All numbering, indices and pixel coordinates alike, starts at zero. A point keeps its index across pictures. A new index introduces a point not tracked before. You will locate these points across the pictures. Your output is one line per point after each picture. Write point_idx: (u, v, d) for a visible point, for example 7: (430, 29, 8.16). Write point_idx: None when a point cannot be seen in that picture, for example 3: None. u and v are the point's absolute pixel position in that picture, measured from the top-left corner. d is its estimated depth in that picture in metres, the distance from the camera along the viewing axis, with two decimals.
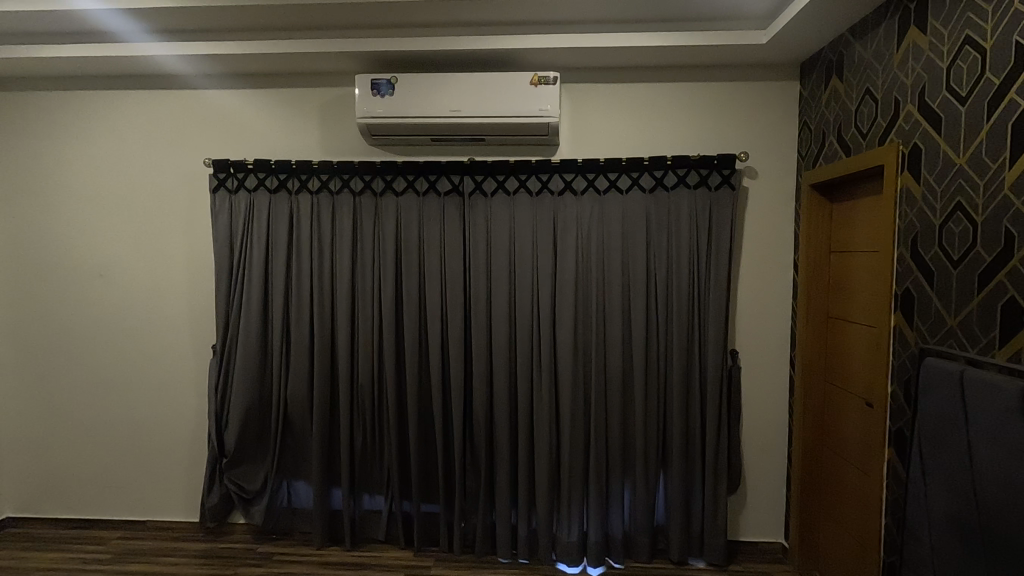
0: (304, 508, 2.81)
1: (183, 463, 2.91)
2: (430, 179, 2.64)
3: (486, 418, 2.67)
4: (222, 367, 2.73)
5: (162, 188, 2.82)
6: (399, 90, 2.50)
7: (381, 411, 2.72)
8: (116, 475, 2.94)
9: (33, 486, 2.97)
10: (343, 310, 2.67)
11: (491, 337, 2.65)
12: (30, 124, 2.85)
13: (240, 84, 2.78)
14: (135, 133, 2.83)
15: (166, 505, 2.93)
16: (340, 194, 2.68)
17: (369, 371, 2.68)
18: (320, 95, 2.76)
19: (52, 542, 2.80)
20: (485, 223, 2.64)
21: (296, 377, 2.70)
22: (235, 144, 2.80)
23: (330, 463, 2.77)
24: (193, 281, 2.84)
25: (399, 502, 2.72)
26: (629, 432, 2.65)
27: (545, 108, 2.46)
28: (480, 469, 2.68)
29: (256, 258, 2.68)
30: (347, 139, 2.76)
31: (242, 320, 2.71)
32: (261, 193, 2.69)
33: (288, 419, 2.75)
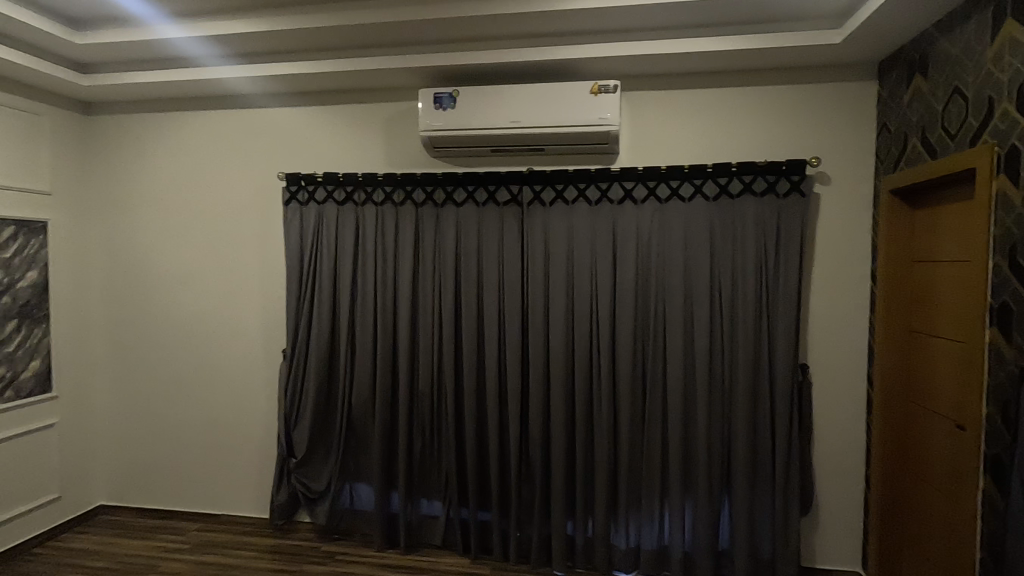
0: (365, 510, 2.88)
1: (254, 461, 3.06)
2: (489, 189, 2.67)
3: (543, 428, 2.65)
4: (291, 369, 2.86)
5: (239, 201, 3.01)
6: (460, 103, 2.56)
7: (439, 418, 2.76)
8: (194, 470, 3.13)
9: (123, 477, 3.21)
10: (404, 319, 2.74)
11: (548, 347, 2.64)
12: (125, 143, 3.11)
13: (311, 102, 2.93)
14: (215, 150, 3.03)
15: (238, 500, 3.09)
16: (403, 205, 2.76)
17: (428, 377, 2.74)
18: (384, 110, 2.86)
19: (137, 530, 3.00)
20: (543, 233, 2.64)
21: (360, 382, 2.79)
22: (305, 157, 2.94)
23: (391, 467, 2.83)
24: (266, 288, 3.00)
25: (456, 509, 2.74)
26: (691, 448, 2.56)
27: (605, 116, 2.45)
28: (536, 480, 2.66)
29: (325, 266, 2.81)
30: (410, 152, 2.85)
31: (311, 325, 2.84)
32: (330, 205, 2.82)
33: (351, 423, 2.84)
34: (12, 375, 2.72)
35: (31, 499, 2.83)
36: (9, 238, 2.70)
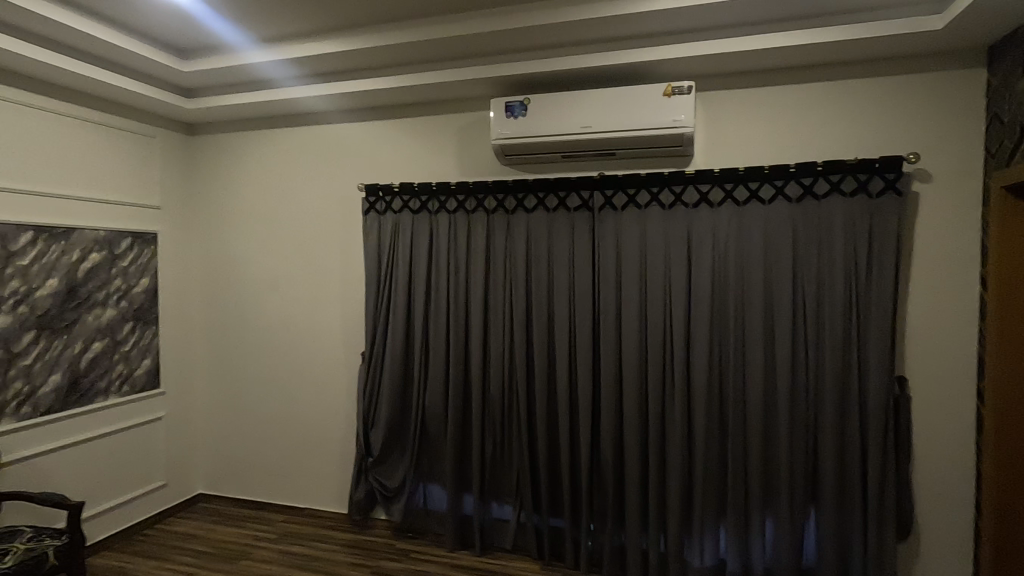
0: (438, 511, 2.95)
1: (335, 458, 3.22)
2: (560, 195, 2.68)
3: (615, 436, 2.62)
4: (369, 371, 2.98)
5: (323, 211, 3.18)
6: (531, 111, 2.58)
7: (510, 422, 2.79)
8: (281, 464, 3.33)
9: (219, 469, 3.47)
10: (476, 324, 2.80)
11: (620, 353, 2.61)
12: (222, 160, 3.38)
13: (388, 115, 3.06)
14: (300, 164, 3.22)
15: (321, 495, 3.26)
16: (475, 213, 2.82)
17: (500, 382, 2.78)
18: (457, 120, 2.94)
19: (231, 518, 3.23)
20: (615, 239, 2.61)
21: (433, 385, 2.88)
22: (382, 168, 3.07)
23: (463, 469, 2.89)
24: (346, 293, 3.16)
25: (527, 513, 2.75)
26: (773, 463, 2.43)
27: (679, 118, 2.39)
28: (607, 488, 2.62)
29: (400, 273, 2.92)
30: (481, 161, 2.91)
31: (388, 329, 2.95)
32: (406, 214, 2.93)
33: (424, 425, 2.92)
34: (128, 372, 3.01)
35: (141, 486, 3.11)
36: (127, 248, 2.99)
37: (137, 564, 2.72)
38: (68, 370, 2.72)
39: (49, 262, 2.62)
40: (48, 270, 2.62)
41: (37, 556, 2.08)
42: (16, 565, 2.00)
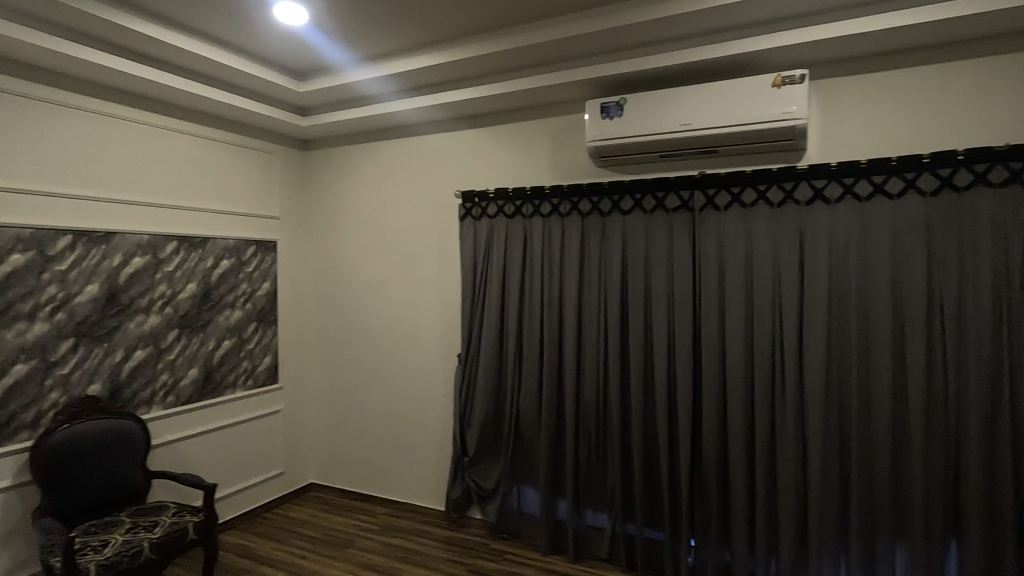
0: (532, 514, 2.94)
1: (433, 455, 3.33)
2: (658, 196, 2.60)
3: (718, 447, 2.49)
4: (465, 373, 3.06)
5: (422, 218, 3.32)
6: (627, 111, 2.53)
7: (606, 428, 2.73)
8: (383, 459, 3.50)
9: (328, 460, 3.72)
10: (570, 327, 2.78)
11: (724, 360, 2.47)
12: (332, 172, 3.63)
13: (484, 122, 3.13)
14: (401, 173, 3.38)
15: (420, 490, 3.38)
16: (569, 216, 2.81)
17: (594, 387, 2.74)
18: (552, 124, 2.95)
19: (339, 507, 3.44)
20: (717, 239, 2.49)
21: (527, 388, 2.89)
22: (478, 174, 3.14)
23: (557, 474, 2.87)
24: (443, 297, 3.27)
25: (622, 523, 2.68)
26: (904, 485, 2.20)
27: (791, 110, 2.24)
28: (711, 502, 2.49)
29: (495, 277, 2.97)
30: (576, 163, 2.89)
31: (483, 331, 3.01)
32: (500, 219, 2.99)
33: (518, 427, 2.94)
34: (252, 368, 3.31)
35: (262, 472, 3.40)
36: (251, 255, 3.31)
37: (258, 543, 2.97)
38: (204, 364, 3.04)
39: (190, 268, 2.95)
40: (189, 275, 2.95)
41: (181, 529, 2.33)
42: (164, 536, 2.26)
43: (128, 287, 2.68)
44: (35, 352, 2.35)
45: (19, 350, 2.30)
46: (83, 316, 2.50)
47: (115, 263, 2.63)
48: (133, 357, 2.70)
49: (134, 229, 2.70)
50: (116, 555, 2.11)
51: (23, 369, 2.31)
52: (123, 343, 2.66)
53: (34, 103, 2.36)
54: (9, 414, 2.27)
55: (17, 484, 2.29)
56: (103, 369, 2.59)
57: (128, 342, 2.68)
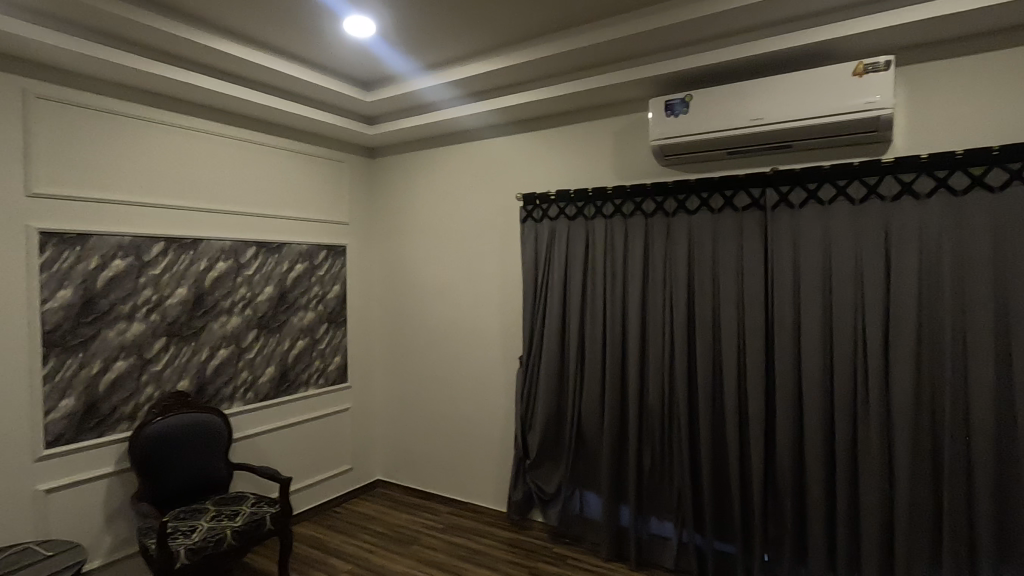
0: (594, 519, 2.90)
1: (494, 456, 3.35)
2: (726, 195, 2.51)
3: (793, 457, 2.36)
4: (527, 375, 3.07)
5: (483, 221, 3.36)
6: (693, 107, 2.46)
7: (671, 434, 2.65)
8: (446, 458, 3.56)
9: (393, 458, 3.83)
10: (634, 330, 2.72)
11: (799, 366, 2.35)
12: (397, 178, 3.74)
13: (545, 125, 3.13)
14: (463, 177, 3.44)
15: (482, 490, 3.41)
16: (632, 217, 2.76)
17: (658, 392, 2.67)
18: (614, 124, 2.90)
19: (404, 504, 3.52)
20: (792, 239, 2.37)
21: (589, 391, 2.85)
22: (539, 176, 3.14)
23: (620, 479, 2.81)
24: (505, 299, 3.28)
25: (689, 533, 2.59)
26: (1009, 506, 2.00)
27: (874, 99, 2.09)
28: (785, 515, 2.37)
29: (557, 279, 2.96)
30: (638, 163, 2.83)
31: (544, 334, 3.01)
32: (562, 221, 2.97)
33: (580, 431, 2.91)
34: (323, 367, 3.47)
35: (333, 467, 3.55)
36: (323, 259, 3.46)
37: (329, 536, 3.10)
38: (280, 363, 3.21)
39: (267, 272, 3.13)
40: (267, 278, 3.12)
41: (259, 519, 2.46)
42: (245, 524, 2.40)
43: (213, 289, 2.87)
44: (133, 350, 2.55)
45: (119, 348, 2.51)
46: (174, 317, 2.70)
47: (202, 268, 2.82)
48: (217, 356, 2.89)
49: (218, 236, 2.90)
50: (203, 540, 2.26)
51: (123, 365, 2.52)
52: (209, 342, 2.85)
53: (134, 122, 2.58)
54: (111, 406, 2.48)
55: (118, 471, 2.49)
56: (191, 366, 2.78)
57: (213, 341, 2.87)
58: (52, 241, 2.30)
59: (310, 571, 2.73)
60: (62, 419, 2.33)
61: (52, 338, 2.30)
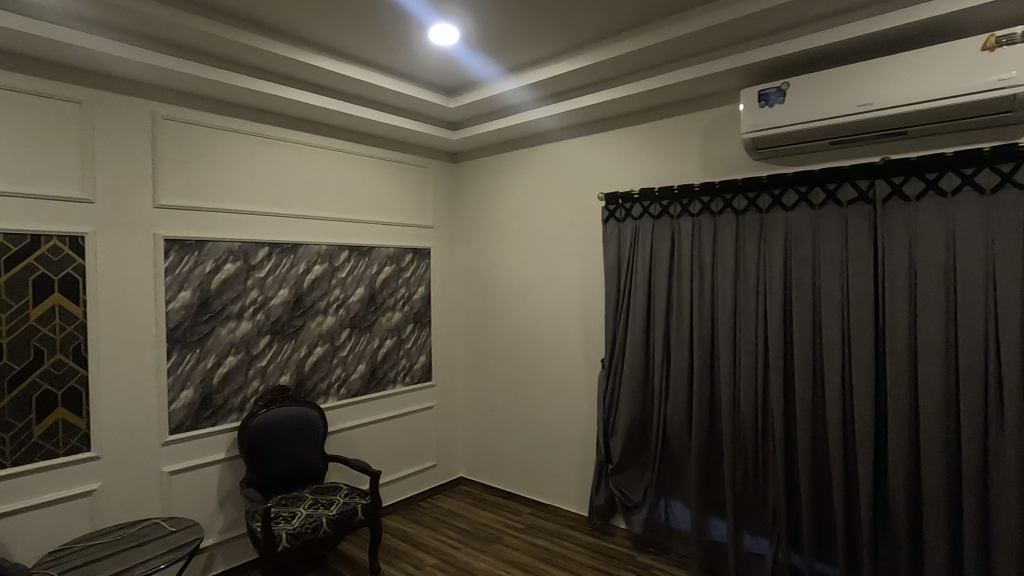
0: (682, 530, 2.78)
1: (576, 458, 3.31)
2: (828, 188, 2.33)
3: (909, 475, 2.14)
4: (609, 378, 3.00)
5: (564, 222, 3.34)
6: (790, 96, 2.29)
7: (766, 445, 2.50)
8: (527, 458, 3.58)
9: (476, 457, 3.89)
10: (724, 333, 2.59)
11: (916, 374, 2.13)
12: (479, 182, 3.81)
13: (627, 122, 3.06)
14: (544, 178, 3.44)
15: (563, 493, 3.39)
16: (721, 214, 2.63)
17: (752, 400, 2.52)
18: (700, 118, 2.78)
19: (486, 503, 3.57)
20: (907, 235, 2.15)
21: (675, 397, 2.74)
22: (621, 175, 3.08)
23: (710, 490, 2.68)
24: (586, 300, 3.24)
25: (787, 551, 2.41)
26: None
27: (1009, 75, 1.85)
28: (900, 540, 2.15)
29: (641, 280, 2.88)
30: (728, 158, 2.69)
31: (627, 337, 2.94)
32: (645, 220, 2.89)
33: (666, 438, 2.81)
34: (409, 366, 3.60)
35: (418, 463, 3.67)
36: (409, 262, 3.60)
37: (415, 529, 3.20)
38: (370, 361, 3.36)
39: (359, 274, 3.29)
40: (358, 280, 3.29)
41: (351, 509, 2.58)
42: (339, 513, 2.53)
43: (311, 290, 3.06)
44: (241, 347, 2.78)
45: (230, 344, 2.73)
46: (277, 316, 2.91)
47: (301, 270, 3.02)
48: (314, 353, 3.08)
49: (316, 241, 3.08)
50: (302, 526, 2.41)
51: (233, 360, 2.74)
52: (306, 340, 3.04)
53: (243, 136, 2.80)
54: (224, 398, 2.71)
55: (229, 457, 2.72)
56: (291, 363, 2.98)
57: (311, 339, 3.07)
58: (174, 247, 2.55)
59: (398, 563, 2.83)
60: (182, 408, 2.57)
61: (175, 335, 2.55)
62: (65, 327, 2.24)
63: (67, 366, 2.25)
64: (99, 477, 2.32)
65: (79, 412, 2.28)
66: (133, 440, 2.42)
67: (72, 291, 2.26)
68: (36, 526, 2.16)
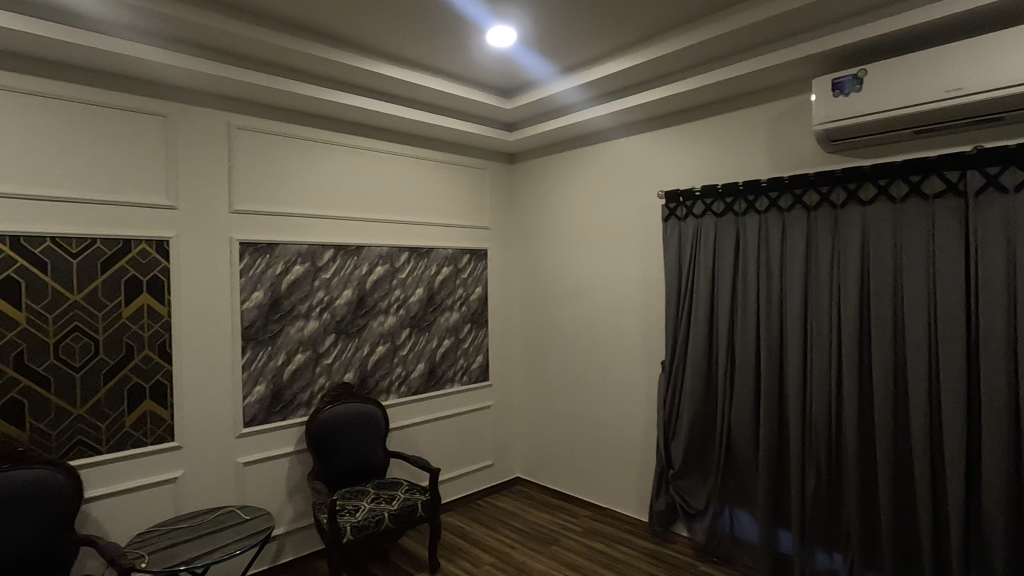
0: (748, 542, 2.66)
1: (635, 462, 3.25)
2: (912, 180, 2.18)
3: (1008, 492, 1.96)
4: (670, 380, 2.93)
5: (623, 221, 3.28)
6: (868, 84, 2.15)
7: (840, 454, 2.36)
8: (584, 460, 3.54)
9: (533, 457, 3.89)
10: (794, 336, 2.47)
11: (1016, 383, 1.96)
12: (535, 182, 3.81)
13: (687, 117, 2.98)
14: (601, 177, 3.39)
15: (621, 497, 3.33)
16: (791, 211, 2.50)
17: (825, 406, 2.38)
18: (767, 111, 2.66)
19: (543, 504, 3.56)
20: (1005, 230, 1.98)
21: (741, 403, 2.63)
22: (682, 172, 2.99)
23: (778, 501, 2.56)
24: (645, 300, 3.18)
25: (865, 569, 2.27)
26: None
27: None
28: (997, 563, 1.97)
29: (703, 280, 2.79)
30: (797, 152, 2.56)
31: (689, 339, 2.85)
32: (708, 219, 2.80)
33: (730, 444, 2.70)
34: (466, 366, 3.64)
35: (476, 462, 3.70)
36: (466, 263, 3.65)
37: (473, 528, 3.23)
38: (429, 360, 3.43)
39: (418, 275, 3.37)
40: (417, 281, 3.36)
41: (412, 505, 2.64)
42: (399, 509, 2.59)
43: (373, 291, 3.16)
44: (309, 345, 2.90)
45: (298, 343, 2.86)
46: (341, 316, 3.02)
47: (364, 271, 3.12)
48: (376, 352, 3.17)
49: (377, 242, 3.18)
50: (365, 519, 2.49)
51: (301, 358, 2.87)
52: (369, 339, 3.14)
53: (310, 143, 2.92)
54: (292, 394, 2.83)
55: (297, 451, 2.84)
56: (355, 361, 3.08)
57: (373, 338, 3.16)
58: (248, 250, 2.69)
59: (457, 560, 2.86)
60: (255, 403, 2.71)
61: (249, 333, 2.69)
62: (152, 325, 2.41)
63: (154, 362, 2.42)
64: (182, 466, 2.48)
65: (165, 404, 2.44)
66: (211, 432, 2.57)
67: (158, 292, 2.43)
68: (127, 509, 2.33)
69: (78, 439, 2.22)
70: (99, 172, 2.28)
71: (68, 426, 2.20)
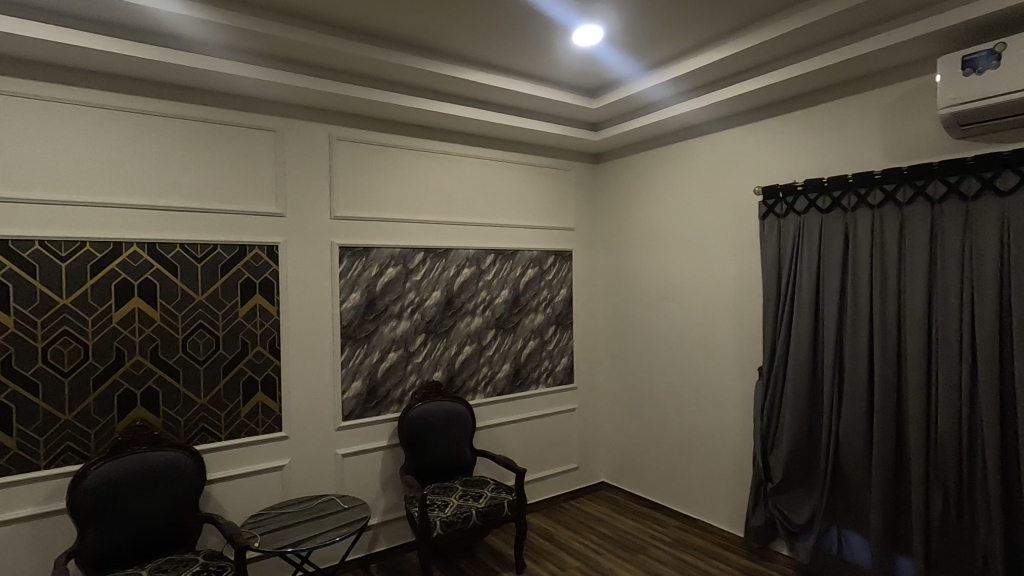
0: (861, 566, 2.44)
1: (729, 473, 3.08)
2: None
3: None
4: (768, 387, 2.75)
5: (715, 219, 3.13)
6: (1006, 59, 1.91)
7: (973, 475, 2.10)
8: (673, 468, 3.41)
9: (619, 463, 3.81)
10: (914, 342, 2.23)
11: None
12: (621, 181, 3.74)
13: (788, 107, 2.80)
14: (692, 175, 3.27)
15: (715, 509, 3.17)
16: (910, 204, 2.27)
17: (953, 420, 2.13)
18: (881, 96, 2.44)
19: (629, 511, 3.47)
20: None
21: (851, 413, 2.42)
22: (782, 166, 2.81)
23: (897, 522, 2.33)
24: (741, 302, 3.01)
25: None
26: None
27: None
28: None
29: (806, 281, 2.60)
30: (918, 139, 2.32)
31: (790, 344, 2.67)
32: (812, 215, 2.60)
33: (838, 459, 2.49)
34: (551, 368, 3.64)
35: (560, 465, 3.68)
36: (551, 264, 3.64)
37: (558, 531, 3.21)
38: (514, 360, 3.46)
39: (503, 276, 3.41)
40: (503, 282, 3.40)
41: (498, 503, 2.67)
42: (486, 506, 2.63)
43: (461, 292, 3.24)
44: (401, 344, 3.02)
45: (391, 342, 2.99)
46: (431, 316, 3.12)
47: (452, 273, 3.20)
48: (463, 352, 3.25)
49: (464, 245, 3.25)
50: (453, 515, 2.55)
51: (394, 356, 2.99)
52: (457, 340, 3.22)
53: (402, 150, 3.05)
54: (386, 390, 2.97)
55: (390, 445, 2.97)
56: (443, 360, 3.17)
57: (460, 338, 3.23)
58: (347, 253, 2.85)
59: (543, 562, 2.86)
60: (353, 398, 2.86)
61: (347, 332, 2.85)
62: (264, 323, 2.62)
63: (265, 357, 2.62)
64: (288, 455, 2.67)
65: (274, 397, 2.64)
66: (314, 424, 2.75)
67: (269, 293, 2.63)
68: (241, 492, 2.54)
69: (202, 426, 2.46)
70: (221, 184, 2.52)
71: (194, 414, 2.44)
